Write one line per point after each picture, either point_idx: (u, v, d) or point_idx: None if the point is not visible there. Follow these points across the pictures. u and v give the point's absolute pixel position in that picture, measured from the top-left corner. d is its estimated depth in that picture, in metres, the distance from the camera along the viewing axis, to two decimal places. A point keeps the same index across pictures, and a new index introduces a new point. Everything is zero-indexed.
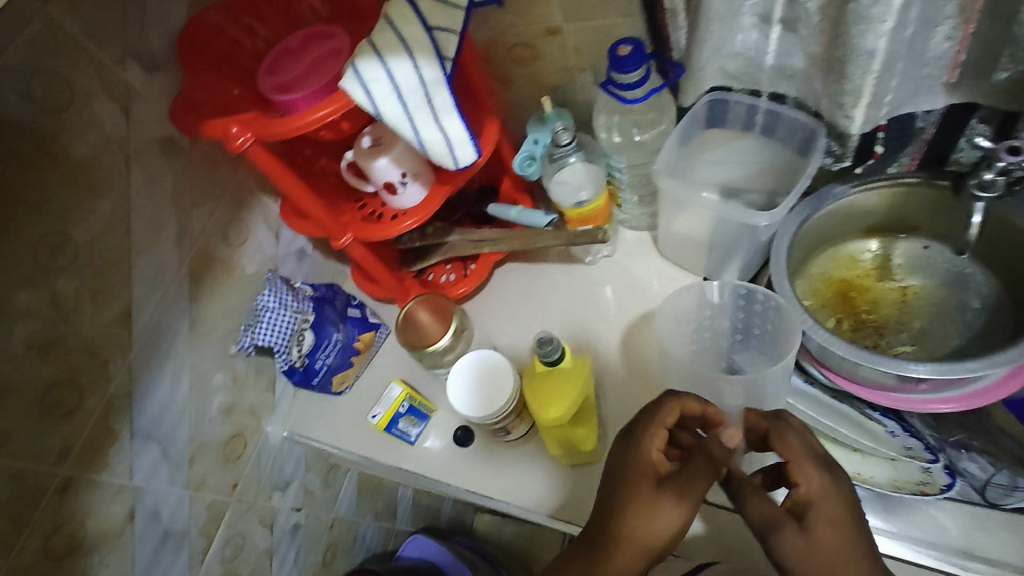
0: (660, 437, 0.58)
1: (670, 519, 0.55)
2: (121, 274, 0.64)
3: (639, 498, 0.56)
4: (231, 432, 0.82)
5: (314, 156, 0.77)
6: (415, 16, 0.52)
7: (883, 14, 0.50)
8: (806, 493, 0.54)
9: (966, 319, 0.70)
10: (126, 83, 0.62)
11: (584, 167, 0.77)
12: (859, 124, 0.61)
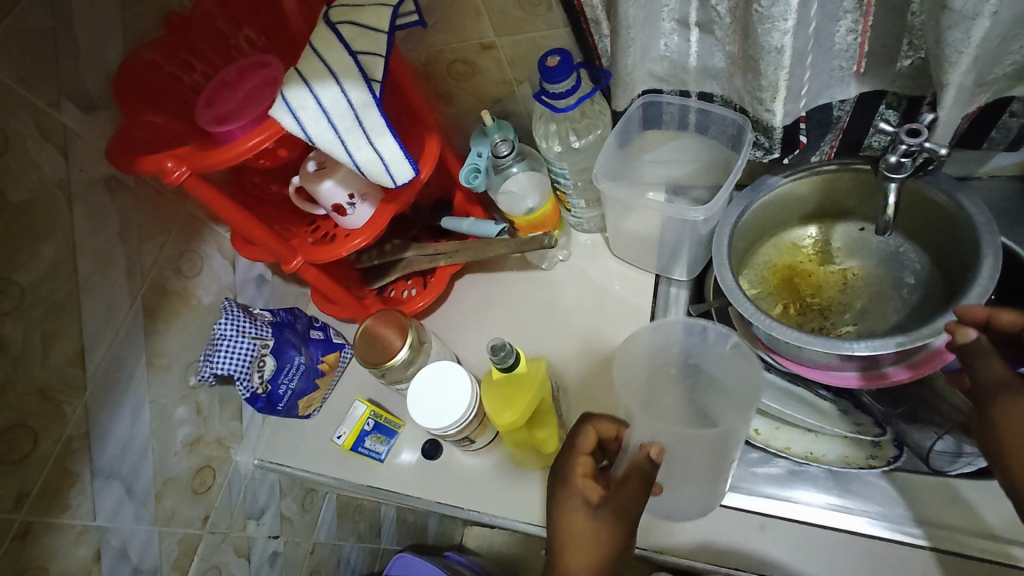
0: (582, 463, 0.61)
1: (612, 538, 0.57)
2: (70, 314, 0.64)
3: (573, 528, 0.58)
4: (198, 464, 0.81)
5: (265, 182, 0.78)
6: (339, 43, 0.54)
7: (783, 13, 0.53)
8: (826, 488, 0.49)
9: (903, 295, 0.73)
10: (63, 125, 0.63)
11: (526, 175, 0.80)
12: (781, 117, 0.64)
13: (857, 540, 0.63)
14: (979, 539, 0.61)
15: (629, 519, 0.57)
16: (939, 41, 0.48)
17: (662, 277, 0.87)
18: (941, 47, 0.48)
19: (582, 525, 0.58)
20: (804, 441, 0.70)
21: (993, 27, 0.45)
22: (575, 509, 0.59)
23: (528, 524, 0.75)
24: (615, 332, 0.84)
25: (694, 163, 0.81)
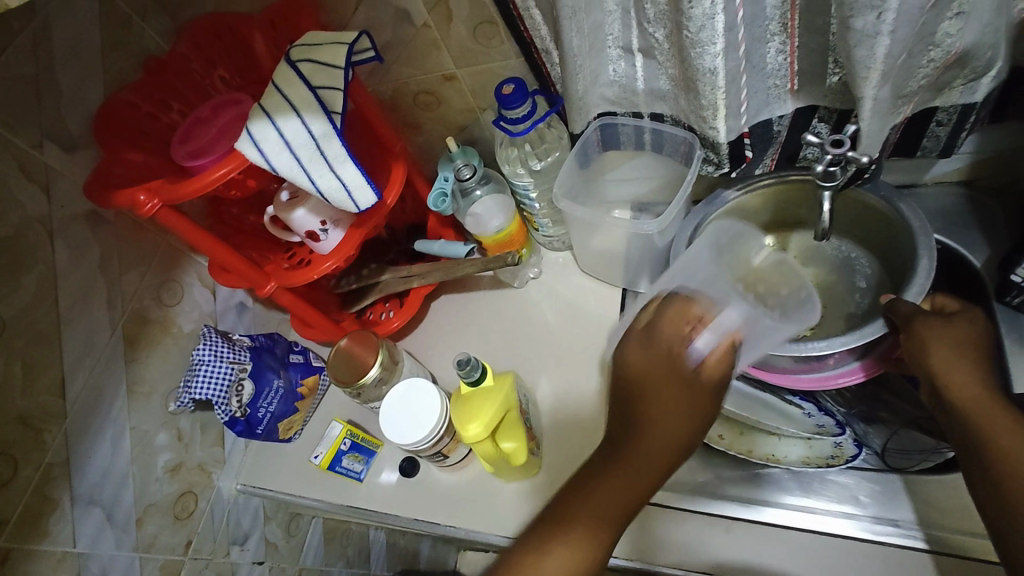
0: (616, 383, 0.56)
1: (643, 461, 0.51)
2: (52, 343, 0.67)
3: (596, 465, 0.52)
4: (181, 490, 0.83)
5: (243, 213, 0.82)
6: (300, 79, 0.58)
7: (711, 37, 0.57)
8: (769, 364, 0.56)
9: (856, 299, 0.76)
10: (46, 165, 0.66)
11: (491, 197, 0.83)
12: (723, 134, 0.67)
13: (825, 540, 0.64)
14: (943, 529, 0.62)
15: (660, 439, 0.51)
16: (849, 56, 0.53)
17: (629, 291, 0.89)
18: (853, 63, 0.53)
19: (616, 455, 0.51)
20: (768, 444, 0.71)
21: (893, 43, 0.50)
22: (599, 453, 0.52)
23: (503, 536, 0.77)
24: (586, 345, 0.86)
25: (654, 179, 0.85)
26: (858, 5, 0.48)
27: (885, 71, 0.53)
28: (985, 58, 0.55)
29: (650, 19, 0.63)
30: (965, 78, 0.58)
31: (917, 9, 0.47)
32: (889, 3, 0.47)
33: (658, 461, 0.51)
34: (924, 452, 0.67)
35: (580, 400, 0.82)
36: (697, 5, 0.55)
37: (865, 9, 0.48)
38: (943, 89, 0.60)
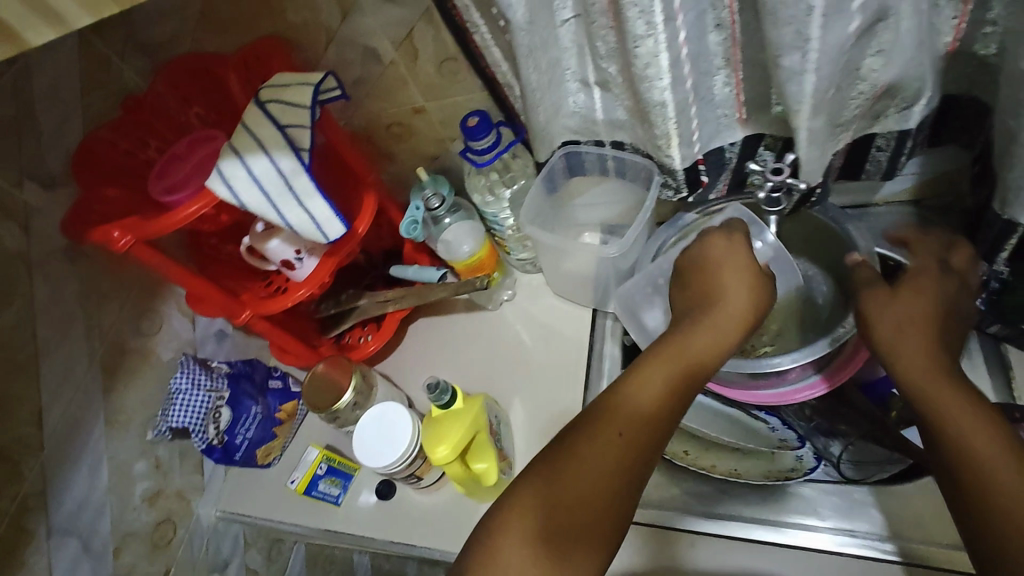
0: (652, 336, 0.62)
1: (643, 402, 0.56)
2: (29, 376, 0.68)
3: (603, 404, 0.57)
4: (159, 518, 0.83)
5: (222, 243, 0.84)
6: (268, 119, 0.62)
7: (659, 73, 0.60)
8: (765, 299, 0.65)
9: (813, 316, 0.79)
10: (24, 204, 0.67)
11: (460, 224, 0.86)
12: (678, 161, 0.71)
13: (789, 552, 0.65)
14: (902, 539, 0.63)
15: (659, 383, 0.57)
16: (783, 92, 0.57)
17: (599, 311, 0.92)
18: (786, 97, 0.57)
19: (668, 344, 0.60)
20: (733, 460, 0.75)
21: (820, 79, 0.54)
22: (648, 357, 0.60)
23: None
24: (558, 366, 0.88)
25: (620, 204, 0.88)
26: (784, 45, 0.52)
27: (816, 104, 0.56)
28: (913, 88, 0.59)
29: (602, 55, 0.66)
30: (897, 107, 0.62)
31: (837, 49, 0.52)
32: (812, 43, 0.51)
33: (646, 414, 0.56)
34: (879, 462, 0.70)
35: (552, 419, 0.84)
36: (643, 44, 0.58)
37: (791, 49, 0.52)
38: (878, 117, 0.64)
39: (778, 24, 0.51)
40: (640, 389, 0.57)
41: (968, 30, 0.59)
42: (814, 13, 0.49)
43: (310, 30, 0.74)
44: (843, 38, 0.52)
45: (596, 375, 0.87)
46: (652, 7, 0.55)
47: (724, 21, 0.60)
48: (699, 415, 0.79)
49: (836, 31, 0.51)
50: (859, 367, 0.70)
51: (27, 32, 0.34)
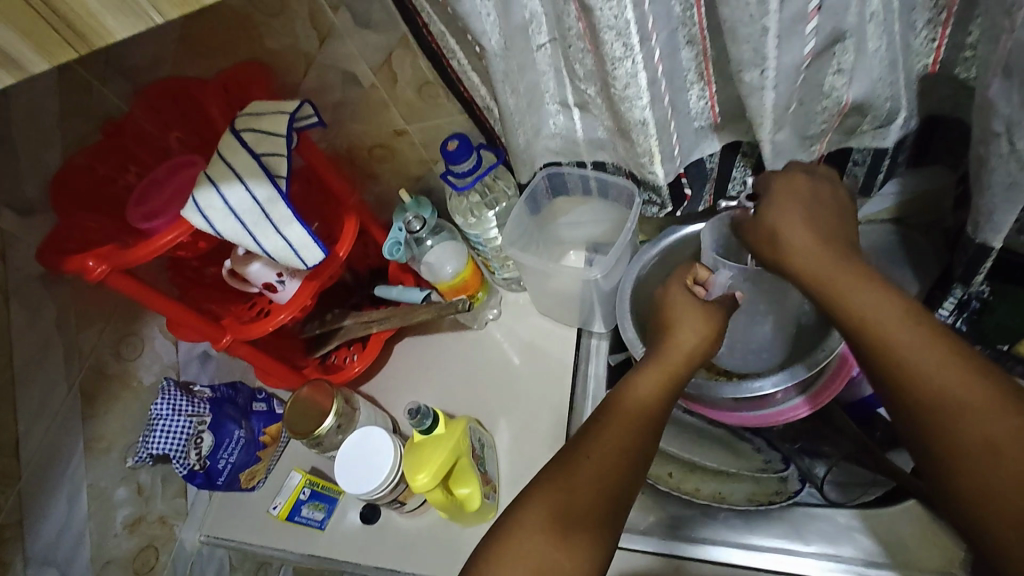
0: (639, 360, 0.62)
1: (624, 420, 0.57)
2: (6, 404, 0.68)
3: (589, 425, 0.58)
4: (141, 544, 0.83)
5: (202, 266, 0.83)
6: (242, 147, 0.62)
7: (636, 93, 0.60)
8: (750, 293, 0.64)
9: None
10: (2, 230, 0.66)
11: (442, 246, 0.86)
12: (662, 176, 0.70)
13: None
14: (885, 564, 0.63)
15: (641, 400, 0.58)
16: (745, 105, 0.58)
17: (584, 330, 0.91)
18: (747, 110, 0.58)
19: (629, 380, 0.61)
20: (716, 483, 0.74)
21: (778, 95, 0.56)
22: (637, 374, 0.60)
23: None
24: (543, 385, 0.88)
25: (604, 222, 0.88)
26: (743, 63, 0.53)
27: (774, 118, 0.58)
28: (884, 108, 0.59)
29: (581, 77, 0.66)
30: (871, 124, 0.61)
31: (792, 68, 0.54)
32: (768, 62, 0.52)
33: (626, 431, 0.56)
34: (864, 485, 0.71)
35: (538, 440, 0.84)
36: (620, 66, 0.58)
37: (750, 67, 0.53)
38: (852, 132, 0.63)
39: (737, 42, 0.51)
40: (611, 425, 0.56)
41: (949, 52, 0.60)
42: (769, 34, 0.50)
43: (289, 56, 0.74)
44: (798, 58, 0.53)
45: (581, 396, 0.86)
46: (628, 29, 0.55)
47: (695, 36, 0.61)
48: (680, 437, 0.78)
49: (791, 52, 0.52)
50: (842, 388, 0.70)
51: None
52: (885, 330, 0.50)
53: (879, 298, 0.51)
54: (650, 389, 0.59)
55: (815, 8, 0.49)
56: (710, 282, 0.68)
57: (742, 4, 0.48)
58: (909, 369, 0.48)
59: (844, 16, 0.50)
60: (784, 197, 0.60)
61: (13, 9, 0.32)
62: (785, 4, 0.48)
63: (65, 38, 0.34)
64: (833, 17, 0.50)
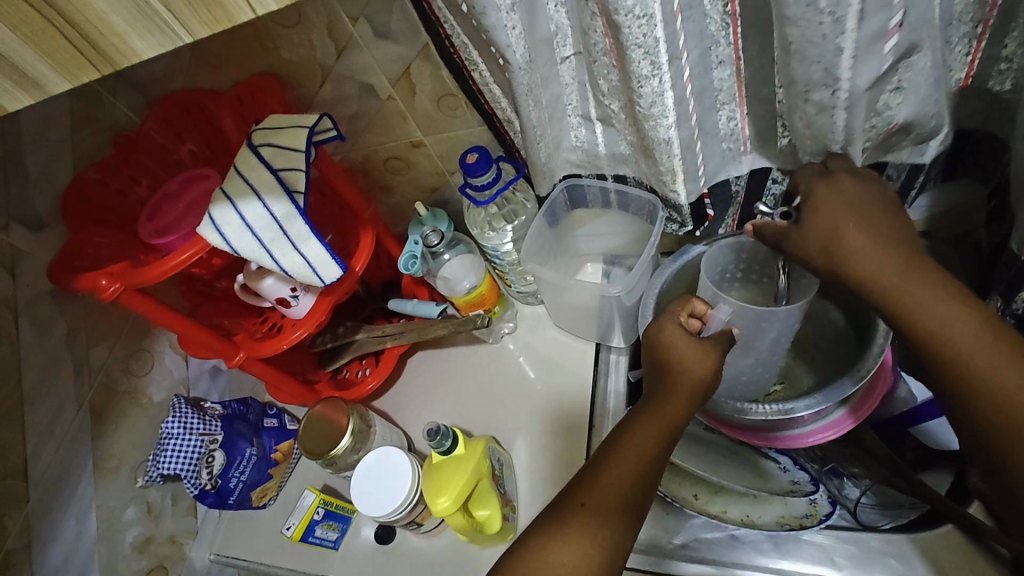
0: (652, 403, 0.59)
1: (629, 464, 0.53)
2: (15, 425, 0.66)
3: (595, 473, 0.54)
4: (150, 566, 0.80)
5: (213, 280, 0.80)
6: (260, 162, 0.60)
7: (662, 112, 0.58)
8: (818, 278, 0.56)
9: (822, 351, 0.78)
10: (11, 246, 0.64)
11: (459, 260, 0.84)
12: (685, 196, 0.68)
13: None
14: None
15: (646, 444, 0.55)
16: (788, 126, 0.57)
17: (603, 344, 0.89)
18: (814, 130, 0.56)
19: (611, 452, 0.55)
20: (741, 505, 0.70)
21: (850, 116, 0.54)
22: (644, 414, 0.57)
23: None
24: (563, 402, 0.86)
25: (623, 234, 0.86)
26: (813, 83, 0.51)
27: (844, 138, 0.57)
28: (929, 125, 0.57)
29: (605, 92, 0.64)
30: (912, 141, 0.60)
31: (864, 91, 0.52)
32: (841, 83, 0.51)
33: (635, 474, 0.53)
34: (899, 507, 0.70)
35: (559, 458, 0.81)
36: (647, 84, 0.55)
37: (820, 87, 0.51)
38: (891, 148, 0.61)
39: (804, 62, 0.50)
40: (616, 471, 0.53)
41: (982, 66, 0.58)
42: (844, 54, 0.48)
43: (305, 67, 0.72)
44: (872, 79, 0.51)
45: (601, 413, 0.83)
46: (657, 47, 0.53)
47: (729, 57, 0.59)
48: (701, 456, 0.74)
49: (865, 71, 0.50)
50: (872, 410, 0.67)
51: (2, 97, 0.33)
52: (954, 340, 0.48)
53: (944, 302, 0.49)
54: (630, 469, 0.53)
55: (895, 25, 0.47)
56: (708, 317, 0.65)
57: (813, 24, 0.47)
58: (977, 379, 0.48)
59: (920, 32, 0.48)
60: (825, 202, 0.54)
61: (35, 30, 0.30)
62: (864, 21, 0.46)
63: (86, 57, 0.32)
64: (910, 33, 0.48)
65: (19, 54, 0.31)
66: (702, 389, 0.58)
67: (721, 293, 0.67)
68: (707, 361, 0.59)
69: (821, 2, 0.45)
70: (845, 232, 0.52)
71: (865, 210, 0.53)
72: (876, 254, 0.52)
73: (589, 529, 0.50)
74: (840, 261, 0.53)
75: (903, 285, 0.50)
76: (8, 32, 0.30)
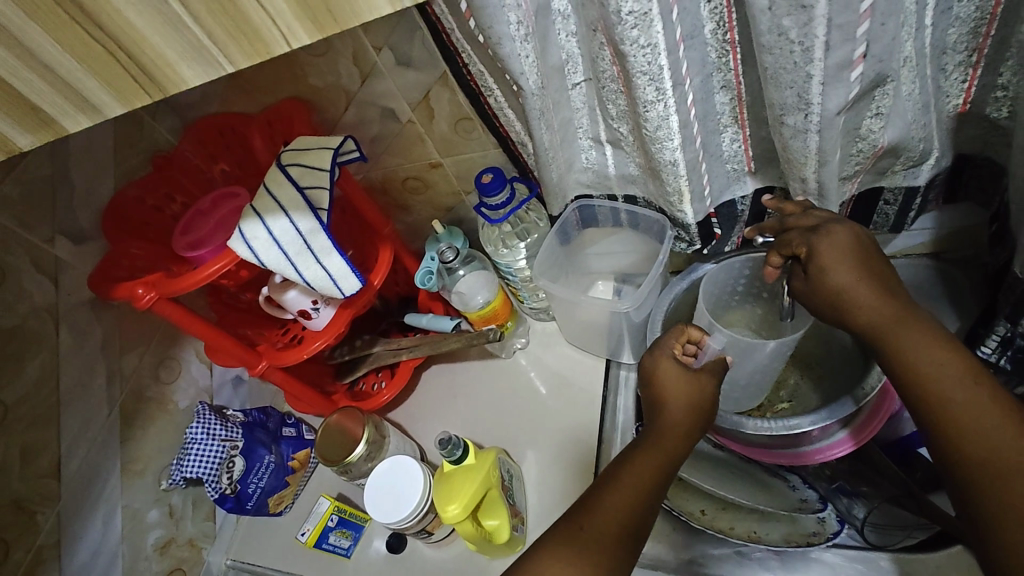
0: (656, 422, 0.61)
1: (631, 479, 0.56)
2: (52, 426, 0.69)
3: (600, 490, 0.56)
4: (170, 567, 0.83)
5: (239, 291, 0.84)
6: (288, 180, 0.64)
7: (668, 135, 0.61)
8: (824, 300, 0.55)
9: (828, 367, 0.79)
10: (56, 257, 0.69)
11: (473, 276, 0.87)
12: (691, 216, 0.71)
13: None
14: None
15: (656, 457, 0.58)
16: (786, 146, 0.58)
17: (613, 361, 0.90)
18: (790, 152, 0.58)
19: (623, 471, 0.57)
20: (748, 522, 0.71)
21: (823, 140, 0.55)
22: (643, 439, 0.60)
23: None
24: (572, 419, 0.87)
25: (632, 253, 0.88)
26: (787, 106, 0.54)
27: (820, 160, 0.57)
28: (918, 149, 0.59)
29: (613, 116, 0.67)
30: (904, 164, 0.62)
31: (837, 115, 0.53)
32: (813, 107, 0.52)
33: (633, 492, 0.55)
34: (906, 528, 0.68)
35: (568, 470, 0.83)
36: (652, 109, 0.58)
37: (794, 110, 0.54)
38: (885, 173, 0.64)
39: (780, 87, 0.52)
40: (617, 494, 0.55)
41: (979, 93, 0.59)
42: (813, 80, 0.50)
43: (331, 92, 0.76)
44: (843, 105, 0.52)
45: (610, 427, 0.85)
46: (661, 74, 0.55)
47: (730, 82, 0.61)
48: (709, 472, 0.76)
49: (836, 98, 0.51)
50: (877, 431, 0.68)
51: (66, 119, 0.37)
52: (937, 386, 0.47)
53: (936, 354, 0.48)
54: (635, 492, 0.55)
55: (860, 55, 0.49)
56: (704, 345, 0.65)
57: (784, 52, 0.50)
58: (971, 433, 0.45)
59: (889, 62, 0.50)
60: (826, 247, 0.55)
61: (96, 59, 0.34)
62: (830, 52, 0.48)
63: (141, 85, 0.36)
64: (877, 63, 0.50)
65: (84, 82, 0.35)
66: (700, 401, 0.61)
67: (716, 323, 0.70)
68: (703, 391, 0.61)
69: (790, 33, 0.48)
70: (849, 288, 0.53)
71: (875, 268, 0.54)
72: (879, 312, 0.52)
73: (585, 551, 0.51)
74: (836, 299, 0.54)
75: (901, 337, 0.50)
76: (76, 65, 0.34)
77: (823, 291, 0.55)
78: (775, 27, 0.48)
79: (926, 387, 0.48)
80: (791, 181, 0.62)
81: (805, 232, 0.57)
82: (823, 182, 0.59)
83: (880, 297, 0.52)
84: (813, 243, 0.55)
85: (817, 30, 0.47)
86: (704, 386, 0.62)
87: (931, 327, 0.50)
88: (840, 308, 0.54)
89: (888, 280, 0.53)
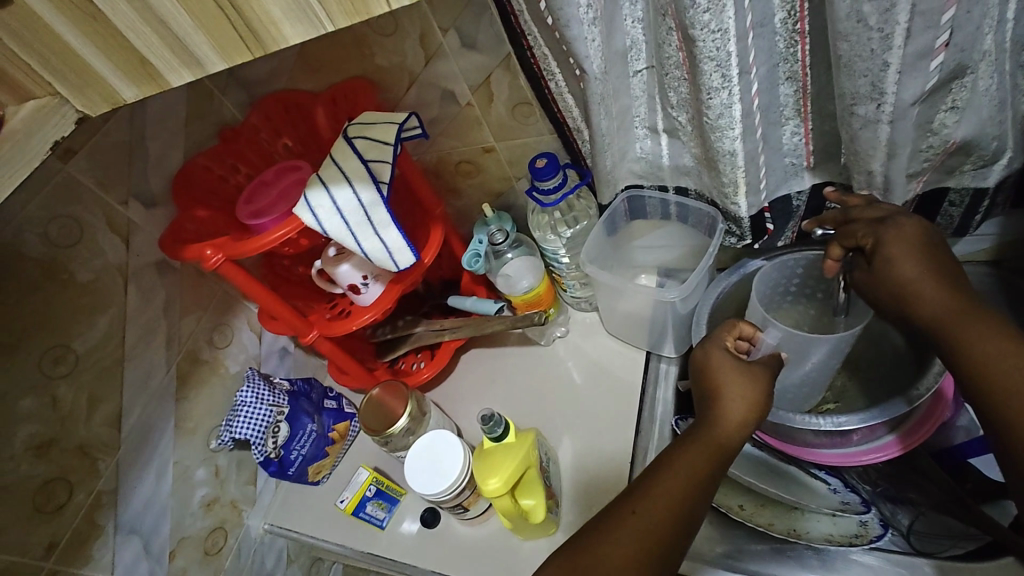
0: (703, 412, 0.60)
1: (679, 470, 0.56)
2: (117, 378, 0.73)
3: (649, 485, 0.56)
4: (212, 525, 0.86)
5: (292, 264, 0.88)
6: (354, 153, 0.66)
7: (729, 123, 0.60)
8: (887, 294, 0.55)
9: (877, 370, 0.77)
10: (128, 219, 0.73)
11: (521, 260, 0.89)
12: (745, 209, 0.70)
13: None
14: None
15: (704, 451, 0.57)
16: (854, 137, 0.57)
17: (654, 353, 0.91)
18: (858, 144, 0.58)
19: (673, 457, 0.57)
20: (788, 518, 0.71)
21: (895, 131, 0.55)
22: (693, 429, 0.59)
23: None
24: (609, 408, 0.87)
25: (679, 247, 0.88)
26: (860, 96, 0.53)
27: (889, 153, 0.57)
28: (990, 147, 0.58)
29: (673, 104, 0.67)
30: (974, 163, 0.61)
31: (911, 105, 0.53)
32: (887, 96, 0.52)
33: (679, 488, 0.55)
34: (953, 537, 0.66)
35: (604, 459, 0.83)
36: (716, 96, 0.58)
37: (866, 100, 0.53)
38: (952, 172, 0.63)
39: (853, 76, 0.52)
40: (658, 489, 0.55)
41: None
42: (890, 68, 0.50)
43: (395, 72, 0.79)
44: (918, 95, 0.52)
45: (648, 418, 0.86)
46: (729, 61, 0.56)
47: (797, 73, 0.61)
48: (751, 467, 0.76)
49: (912, 87, 0.51)
50: (924, 439, 0.67)
51: (171, 74, 0.39)
52: (1006, 381, 0.46)
53: (1003, 350, 0.47)
54: (683, 479, 0.55)
55: (943, 44, 0.49)
56: (757, 340, 0.66)
57: (862, 39, 0.49)
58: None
59: (969, 53, 0.50)
60: (894, 241, 0.54)
61: (203, 10, 0.37)
62: (910, 40, 0.48)
63: (244, 40, 0.38)
64: (958, 53, 0.49)
65: (192, 37, 0.38)
66: (750, 391, 0.60)
67: (771, 318, 0.70)
68: (758, 386, 0.61)
69: (870, 19, 0.48)
70: (915, 283, 0.52)
71: (944, 263, 0.53)
72: (942, 307, 0.51)
73: (636, 534, 0.52)
74: (900, 292, 0.53)
75: (967, 334, 0.49)
76: (185, 17, 0.37)
77: (887, 286, 0.54)
78: (855, 13, 0.48)
79: (995, 382, 0.46)
80: (856, 175, 0.62)
81: (871, 224, 0.57)
82: (891, 176, 0.59)
83: (949, 293, 0.51)
84: (881, 236, 0.55)
85: (899, 16, 0.47)
86: (754, 377, 0.61)
87: (1000, 324, 0.49)
88: (902, 300, 0.53)
89: (956, 276, 0.52)
